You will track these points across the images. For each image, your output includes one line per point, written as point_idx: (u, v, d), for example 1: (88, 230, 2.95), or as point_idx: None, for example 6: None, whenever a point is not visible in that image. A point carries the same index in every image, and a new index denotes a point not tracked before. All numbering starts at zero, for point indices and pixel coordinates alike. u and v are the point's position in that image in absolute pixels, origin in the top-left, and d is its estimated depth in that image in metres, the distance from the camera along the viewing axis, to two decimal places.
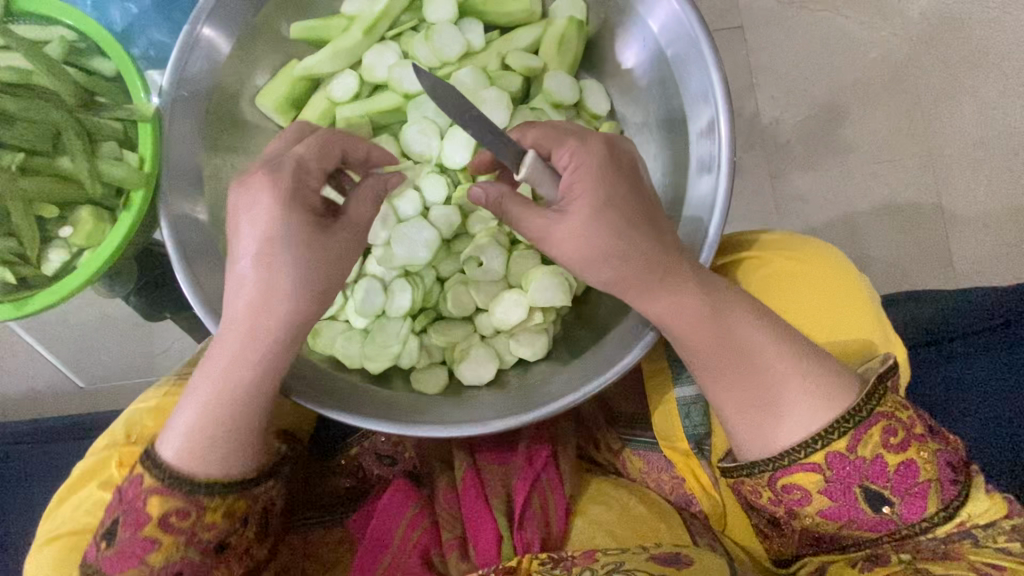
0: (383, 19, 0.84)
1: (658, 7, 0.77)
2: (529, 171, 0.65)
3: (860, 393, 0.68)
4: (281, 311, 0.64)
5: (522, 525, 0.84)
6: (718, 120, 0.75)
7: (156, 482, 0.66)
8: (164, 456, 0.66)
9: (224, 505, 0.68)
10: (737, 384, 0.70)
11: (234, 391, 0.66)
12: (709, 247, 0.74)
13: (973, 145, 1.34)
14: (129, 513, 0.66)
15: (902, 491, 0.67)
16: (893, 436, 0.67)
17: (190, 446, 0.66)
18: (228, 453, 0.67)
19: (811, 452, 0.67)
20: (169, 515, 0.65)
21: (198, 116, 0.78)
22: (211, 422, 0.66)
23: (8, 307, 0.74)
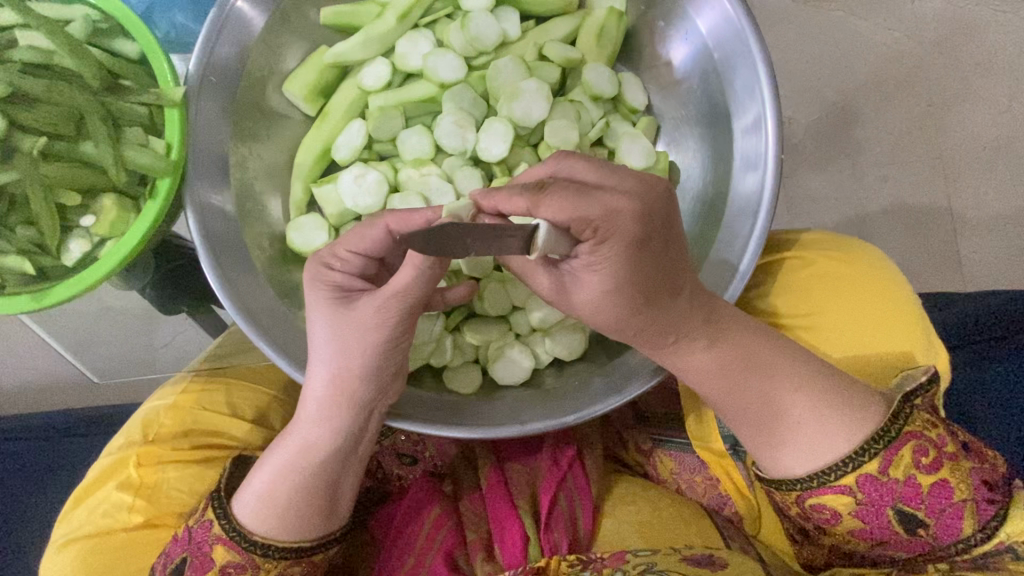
0: (417, 6, 0.81)
1: (709, 7, 0.76)
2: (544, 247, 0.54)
3: (886, 413, 0.64)
4: (358, 371, 0.64)
5: (550, 525, 0.78)
6: (765, 116, 0.73)
7: (224, 531, 0.67)
8: (239, 511, 0.67)
9: (276, 570, 0.68)
10: (752, 408, 0.67)
11: (315, 454, 0.67)
12: (755, 246, 0.72)
13: (988, 148, 1.32)
14: (195, 557, 0.67)
15: (936, 512, 0.63)
16: (925, 456, 0.63)
17: (269, 511, 0.66)
18: (306, 516, 0.67)
19: (841, 474, 0.63)
20: (230, 566, 0.67)
21: (226, 102, 0.75)
22: (287, 483, 0.67)
23: (28, 299, 0.71)
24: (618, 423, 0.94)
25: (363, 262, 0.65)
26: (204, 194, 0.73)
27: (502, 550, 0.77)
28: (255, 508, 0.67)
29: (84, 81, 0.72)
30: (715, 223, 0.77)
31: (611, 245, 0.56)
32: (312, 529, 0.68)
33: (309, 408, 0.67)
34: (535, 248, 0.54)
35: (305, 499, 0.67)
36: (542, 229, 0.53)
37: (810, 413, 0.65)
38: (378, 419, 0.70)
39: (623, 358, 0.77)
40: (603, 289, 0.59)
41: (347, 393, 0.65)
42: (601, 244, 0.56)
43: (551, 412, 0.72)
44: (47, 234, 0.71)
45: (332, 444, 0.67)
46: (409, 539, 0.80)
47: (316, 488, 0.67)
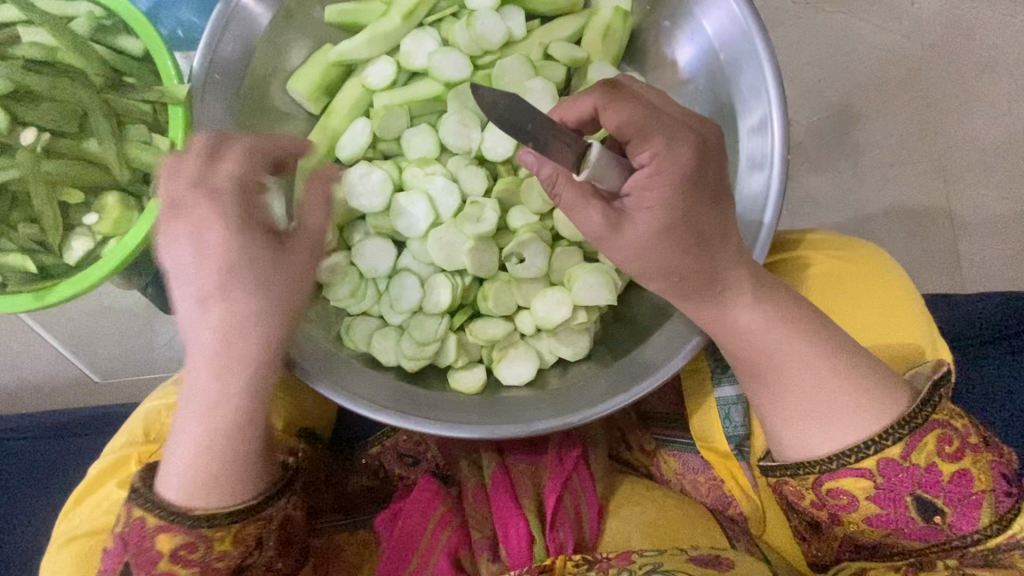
0: (423, 5, 0.81)
1: (714, 7, 0.76)
2: (596, 164, 0.57)
3: (913, 400, 0.64)
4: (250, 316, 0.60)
5: (555, 524, 0.77)
6: (772, 117, 0.73)
7: (162, 520, 0.64)
8: (166, 497, 0.64)
9: (232, 535, 0.65)
10: (763, 392, 0.67)
11: (221, 410, 0.63)
12: (760, 246, 0.72)
13: (989, 150, 1.33)
14: (139, 555, 0.64)
15: (955, 500, 0.62)
16: (948, 445, 0.62)
17: (203, 481, 0.64)
18: (246, 464, 0.65)
19: (861, 457, 0.63)
20: (179, 550, 0.64)
21: (230, 100, 0.74)
22: (209, 455, 0.63)
23: (30, 297, 0.69)
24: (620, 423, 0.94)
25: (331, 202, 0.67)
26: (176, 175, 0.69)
27: (508, 549, 0.77)
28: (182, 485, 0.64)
29: (87, 78, 0.72)
30: None
31: (672, 161, 0.58)
32: (254, 476, 0.66)
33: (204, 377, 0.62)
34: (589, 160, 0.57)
35: (221, 458, 0.64)
36: (596, 152, 0.57)
37: (816, 404, 0.65)
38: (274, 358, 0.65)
39: (630, 356, 0.76)
40: (650, 228, 0.60)
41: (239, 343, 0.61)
42: (660, 170, 0.58)
43: (558, 411, 0.72)
44: (50, 232, 0.71)
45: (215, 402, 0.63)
46: (415, 539, 0.79)
47: (220, 448, 0.64)
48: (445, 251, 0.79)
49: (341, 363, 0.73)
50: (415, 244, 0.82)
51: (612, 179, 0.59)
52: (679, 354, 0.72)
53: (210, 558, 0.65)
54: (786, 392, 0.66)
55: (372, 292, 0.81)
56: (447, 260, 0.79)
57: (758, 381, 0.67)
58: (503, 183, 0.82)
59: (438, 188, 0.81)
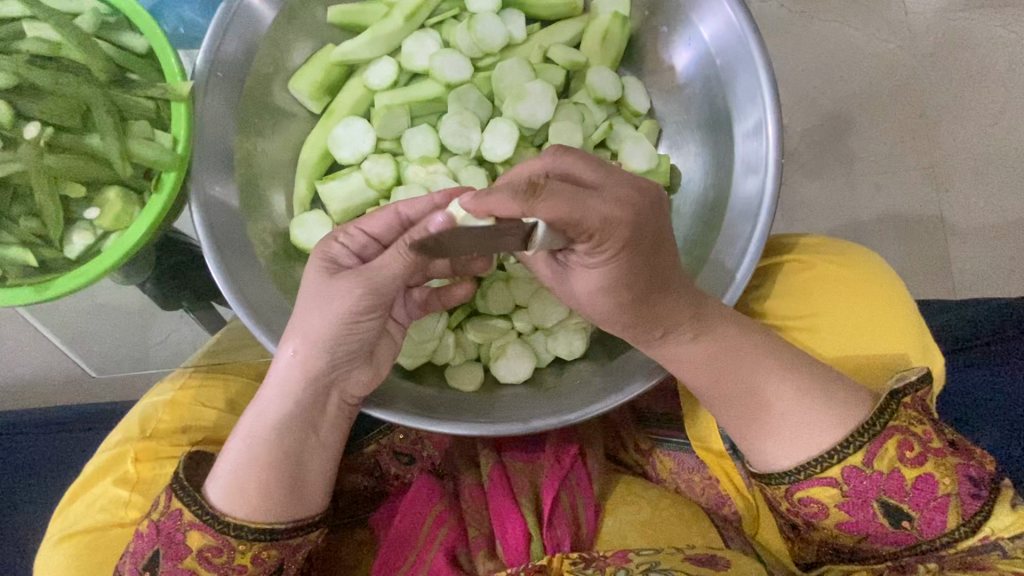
0: (424, 8, 0.82)
1: (712, 15, 0.77)
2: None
3: (870, 408, 0.65)
4: (333, 345, 0.64)
5: (551, 523, 0.78)
6: (766, 121, 0.74)
7: (197, 517, 0.65)
8: (209, 497, 0.66)
9: (253, 552, 0.66)
10: (744, 403, 0.67)
11: (290, 429, 0.67)
12: (754, 248, 0.73)
13: (980, 159, 1.35)
14: (167, 547, 0.66)
15: (921, 505, 0.63)
16: (909, 450, 0.63)
17: (244, 493, 0.66)
18: (290, 490, 0.67)
19: (826, 466, 0.64)
20: (207, 551, 0.65)
21: (233, 99, 0.75)
22: (261, 467, 0.66)
23: (29, 290, 0.71)
24: (617, 423, 0.94)
25: (367, 240, 0.67)
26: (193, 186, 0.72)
27: (505, 547, 0.77)
28: (226, 489, 0.66)
29: (91, 74, 0.72)
30: (715, 224, 0.79)
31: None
32: (291, 505, 0.67)
33: (287, 402, 0.67)
34: None
35: (268, 477, 0.66)
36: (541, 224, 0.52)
37: (799, 405, 0.65)
38: (348, 397, 0.70)
39: (623, 356, 0.78)
40: None
41: (321, 367, 0.65)
42: None
43: (548, 411, 0.73)
44: (50, 226, 0.71)
45: (291, 422, 0.67)
46: (411, 537, 0.79)
47: (272, 469, 0.66)
48: None
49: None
50: None
51: None
52: (662, 366, 0.72)
53: (230, 568, 0.66)
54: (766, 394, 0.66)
55: None
56: None
57: (749, 382, 0.67)
58: None
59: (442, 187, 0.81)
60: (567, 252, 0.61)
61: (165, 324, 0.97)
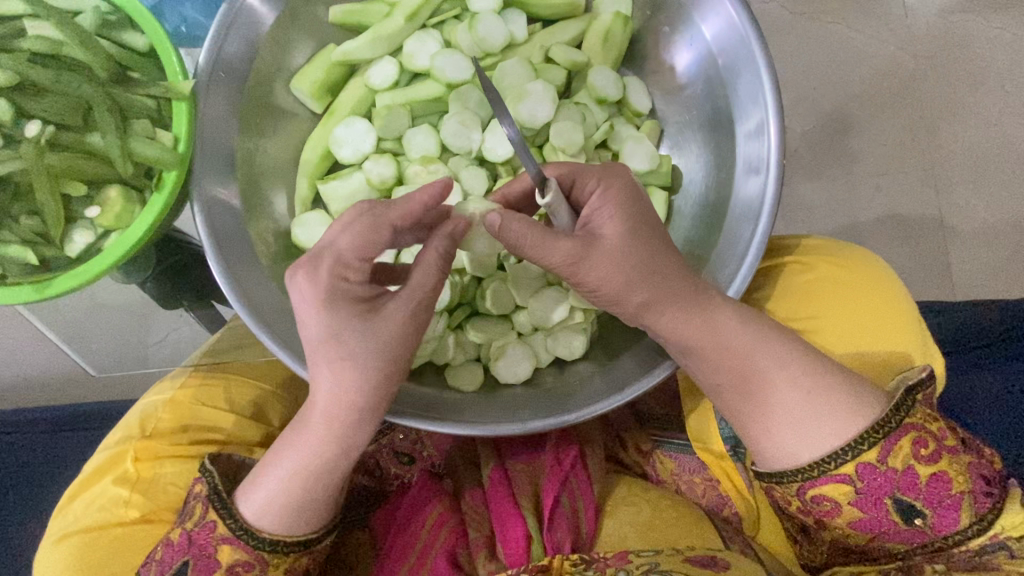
0: (425, 7, 0.82)
1: (713, 15, 0.78)
2: (550, 196, 0.60)
3: (888, 404, 0.64)
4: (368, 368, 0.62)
5: (552, 525, 0.77)
6: (768, 121, 0.74)
7: (230, 531, 0.66)
8: (244, 512, 0.66)
9: (285, 564, 0.68)
10: (747, 405, 0.67)
11: (322, 450, 0.66)
12: (755, 248, 0.73)
13: (980, 160, 1.35)
14: (198, 560, 0.66)
15: (934, 502, 0.63)
16: (924, 447, 0.63)
17: (280, 511, 0.66)
18: (322, 506, 0.68)
19: (840, 463, 0.63)
20: (238, 565, 0.66)
21: (234, 98, 0.75)
22: (296, 484, 0.66)
23: (29, 289, 0.71)
24: (617, 423, 0.94)
25: None
26: (206, 197, 0.72)
27: (505, 548, 0.77)
28: (262, 505, 0.66)
29: (92, 73, 0.72)
30: (717, 225, 0.79)
31: (610, 195, 0.65)
32: (321, 517, 0.68)
33: (319, 423, 0.65)
34: (544, 194, 0.61)
35: (303, 494, 0.66)
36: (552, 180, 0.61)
37: (800, 406, 0.65)
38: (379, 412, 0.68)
39: (624, 358, 0.78)
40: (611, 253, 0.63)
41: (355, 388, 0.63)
42: (608, 186, 0.65)
43: (550, 411, 0.72)
44: (51, 225, 0.71)
45: (323, 441, 0.66)
46: (412, 537, 0.80)
47: (307, 489, 0.66)
48: None
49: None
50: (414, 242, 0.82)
51: (563, 215, 0.64)
52: (657, 370, 0.72)
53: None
54: (767, 396, 0.66)
55: None
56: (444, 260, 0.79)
57: (749, 380, 0.67)
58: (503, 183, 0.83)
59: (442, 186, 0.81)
60: (569, 254, 0.62)
61: (164, 323, 0.96)
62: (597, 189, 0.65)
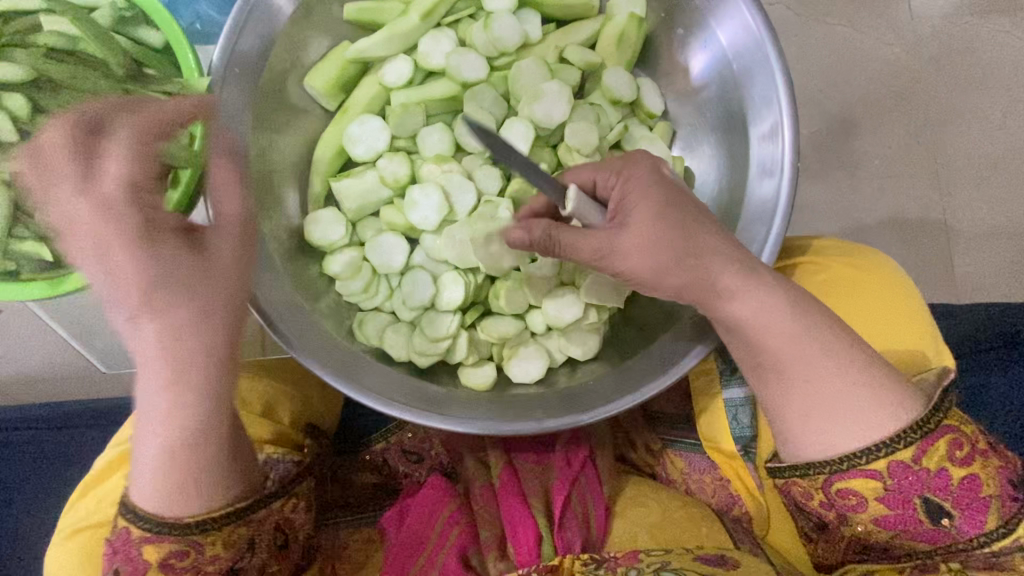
0: (441, 6, 0.82)
1: (729, 17, 0.77)
2: (572, 208, 0.64)
3: (928, 403, 0.64)
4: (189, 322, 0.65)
5: (563, 524, 0.78)
6: (782, 124, 0.74)
7: (145, 531, 0.67)
8: (138, 504, 0.67)
9: (221, 539, 0.69)
10: (788, 393, 0.67)
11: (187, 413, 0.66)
12: (768, 251, 0.73)
13: (984, 164, 1.35)
14: (126, 563, 0.68)
15: (963, 504, 0.63)
16: (958, 449, 0.63)
17: (161, 487, 0.67)
18: (227, 472, 0.69)
19: (873, 459, 0.64)
20: (168, 558, 0.68)
21: (249, 95, 0.75)
22: (178, 463, 0.66)
23: (44, 286, 0.70)
24: (626, 423, 0.95)
25: None
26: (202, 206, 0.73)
27: (515, 548, 0.78)
28: (150, 491, 0.67)
29: (108, 69, 0.72)
30: (730, 226, 0.79)
31: (632, 183, 0.65)
32: (232, 483, 0.70)
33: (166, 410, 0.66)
34: (566, 207, 0.64)
35: (187, 473, 0.67)
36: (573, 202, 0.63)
37: (836, 400, 0.65)
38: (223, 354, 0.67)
39: (637, 357, 0.78)
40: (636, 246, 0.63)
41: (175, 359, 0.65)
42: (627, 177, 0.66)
43: (566, 410, 0.73)
44: None
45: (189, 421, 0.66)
46: (421, 537, 0.79)
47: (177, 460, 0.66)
48: (457, 250, 0.80)
49: (353, 358, 0.74)
50: (428, 240, 0.83)
51: (593, 217, 0.66)
52: (688, 355, 0.73)
53: (201, 563, 0.69)
54: (806, 383, 0.65)
55: (385, 287, 0.84)
56: (457, 260, 0.80)
57: (767, 380, 0.67)
58: (516, 183, 0.83)
59: (456, 183, 0.81)
60: (596, 248, 0.63)
61: None
62: (618, 180, 0.67)
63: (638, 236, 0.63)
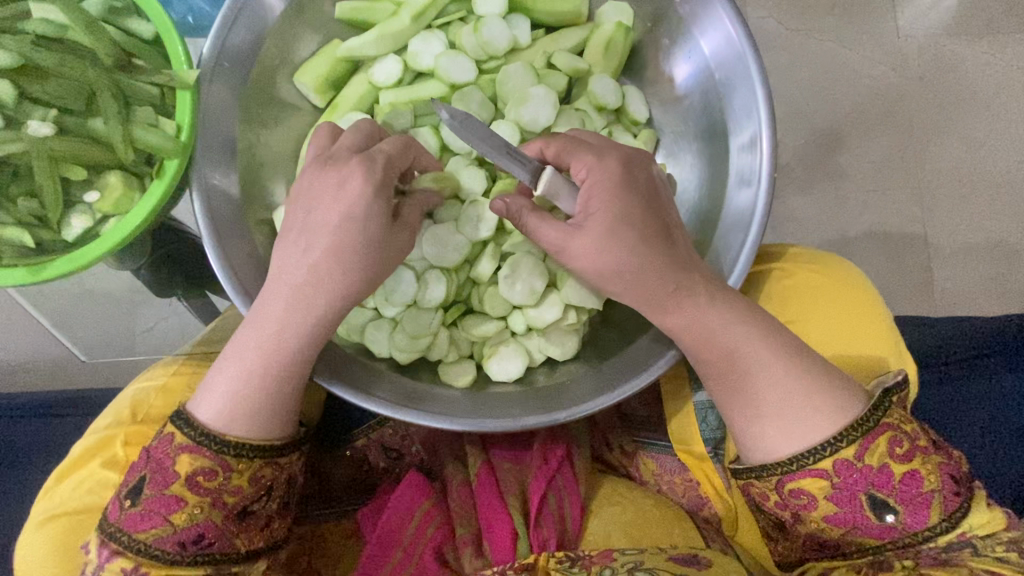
0: (432, 8, 0.83)
1: (712, 30, 0.80)
2: (544, 185, 0.69)
3: (868, 403, 0.66)
4: (318, 259, 0.64)
5: (538, 522, 0.79)
6: (761, 135, 0.76)
7: (190, 440, 0.64)
8: (199, 416, 0.65)
9: (251, 471, 0.66)
10: (738, 399, 0.68)
11: (294, 348, 0.65)
12: (744, 258, 0.75)
13: (962, 181, 1.39)
14: (156, 471, 0.64)
15: (906, 500, 0.65)
16: (898, 446, 0.65)
17: (238, 409, 0.65)
18: (281, 412, 0.67)
19: (818, 458, 0.65)
20: (198, 474, 0.64)
21: (237, 89, 0.76)
22: (263, 381, 0.65)
23: (23, 273, 0.71)
24: (603, 424, 0.96)
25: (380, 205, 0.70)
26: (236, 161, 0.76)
27: (492, 546, 0.78)
28: (219, 407, 0.65)
29: (97, 58, 0.72)
30: (709, 234, 0.81)
31: (597, 185, 0.69)
32: (281, 426, 0.68)
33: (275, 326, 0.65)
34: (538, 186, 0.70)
35: (273, 396, 0.66)
36: (546, 170, 0.69)
37: (783, 402, 0.67)
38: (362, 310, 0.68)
39: (615, 359, 0.79)
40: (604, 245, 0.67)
41: (308, 294, 0.64)
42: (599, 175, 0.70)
43: (542, 408, 0.74)
44: (49, 209, 0.70)
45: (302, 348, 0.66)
46: (396, 534, 0.79)
47: (264, 388, 0.65)
48: (439, 247, 0.79)
49: (353, 363, 0.75)
50: None
51: (565, 197, 0.70)
52: (659, 359, 0.74)
53: (224, 491, 0.65)
54: (751, 386, 0.68)
55: None
56: (437, 259, 0.79)
57: (724, 382, 0.69)
58: (500, 186, 0.84)
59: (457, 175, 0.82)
60: (555, 240, 0.69)
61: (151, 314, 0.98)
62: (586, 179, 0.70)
63: (601, 241, 0.67)
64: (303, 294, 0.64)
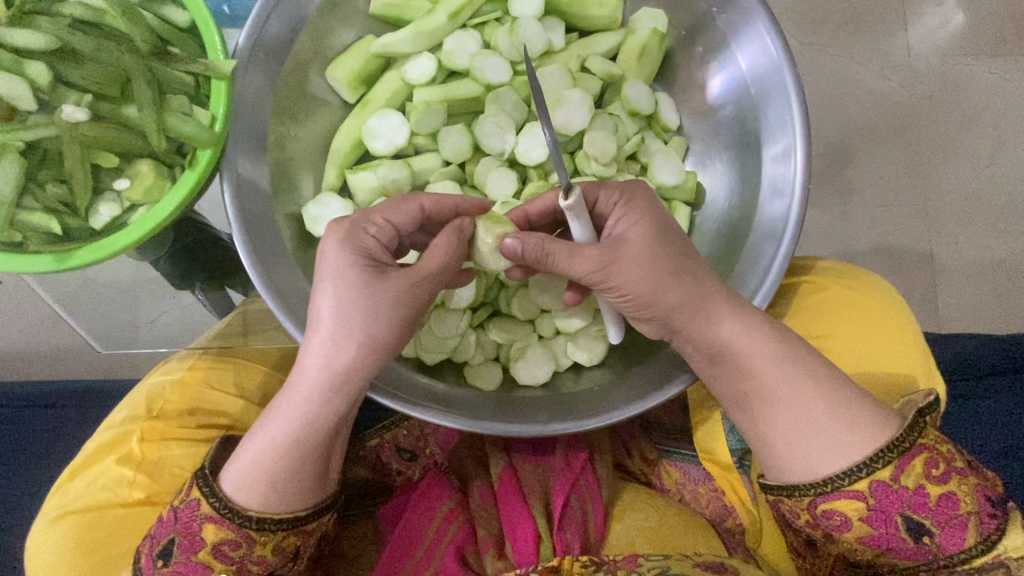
0: (468, 7, 0.82)
1: (749, 43, 0.80)
2: (573, 200, 0.63)
3: (903, 424, 0.66)
4: (346, 332, 0.63)
5: (562, 525, 0.78)
6: (795, 148, 0.77)
7: (214, 510, 0.64)
8: (225, 487, 0.65)
9: (274, 541, 0.66)
10: (773, 419, 0.67)
11: (319, 417, 0.64)
12: (776, 270, 0.75)
13: (970, 199, 1.40)
14: (185, 537, 0.65)
15: (943, 522, 0.65)
16: (934, 468, 0.65)
17: (263, 486, 0.64)
18: (306, 481, 0.66)
19: (855, 480, 0.65)
20: (223, 544, 0.65)
21: (272, 81, 0.75)
22: (286, 463, 0.64)
23: (51, 259, 0.69)
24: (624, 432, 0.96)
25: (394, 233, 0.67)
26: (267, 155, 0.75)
27: (515, 547, 0.77)
28: (246, 482, 0.64)
29: (134, 45, 0.72)
30: (739, 244, 0.80)
31: (637, 202, 0.69)
32: (309, 494, 0.66)
33: (304, 394, 0.64)
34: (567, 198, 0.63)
35: (297, 467, 0.65)
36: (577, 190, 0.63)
37: (818, 422, 0.66)
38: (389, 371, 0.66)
39: (641, 367, 0.79)
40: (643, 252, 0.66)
41: (341, 380, 0.63)
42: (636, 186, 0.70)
43: (568, 416, 0.73)
44: (78, 195, 0.69)
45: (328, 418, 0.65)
46: (418, 535, 0.79)
47: (288, 462, 0.64)
48: None
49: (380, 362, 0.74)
50: None
51: (583, 222, 0.66)
52: (675, 380, 0.74)
53: (248, 560, 0.65)
54: (786, 406, 0.67)
55: None
56: None
57: (758, 399, 0.68)
58: (531, 188, 0.83)
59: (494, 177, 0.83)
60: (597, 261, 0.65)
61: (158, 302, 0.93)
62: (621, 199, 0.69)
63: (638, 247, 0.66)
64: (335, 377, 0.63)
